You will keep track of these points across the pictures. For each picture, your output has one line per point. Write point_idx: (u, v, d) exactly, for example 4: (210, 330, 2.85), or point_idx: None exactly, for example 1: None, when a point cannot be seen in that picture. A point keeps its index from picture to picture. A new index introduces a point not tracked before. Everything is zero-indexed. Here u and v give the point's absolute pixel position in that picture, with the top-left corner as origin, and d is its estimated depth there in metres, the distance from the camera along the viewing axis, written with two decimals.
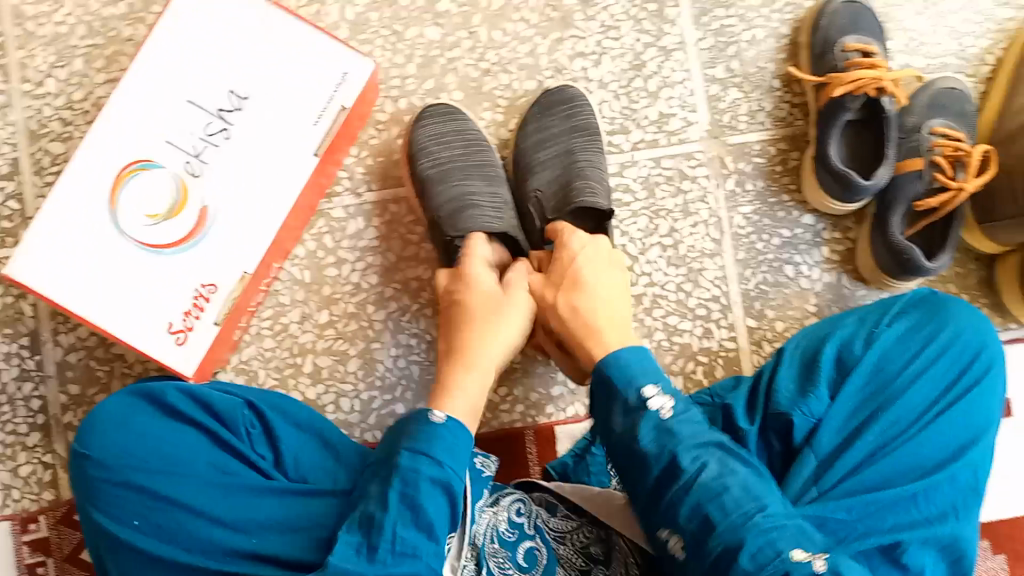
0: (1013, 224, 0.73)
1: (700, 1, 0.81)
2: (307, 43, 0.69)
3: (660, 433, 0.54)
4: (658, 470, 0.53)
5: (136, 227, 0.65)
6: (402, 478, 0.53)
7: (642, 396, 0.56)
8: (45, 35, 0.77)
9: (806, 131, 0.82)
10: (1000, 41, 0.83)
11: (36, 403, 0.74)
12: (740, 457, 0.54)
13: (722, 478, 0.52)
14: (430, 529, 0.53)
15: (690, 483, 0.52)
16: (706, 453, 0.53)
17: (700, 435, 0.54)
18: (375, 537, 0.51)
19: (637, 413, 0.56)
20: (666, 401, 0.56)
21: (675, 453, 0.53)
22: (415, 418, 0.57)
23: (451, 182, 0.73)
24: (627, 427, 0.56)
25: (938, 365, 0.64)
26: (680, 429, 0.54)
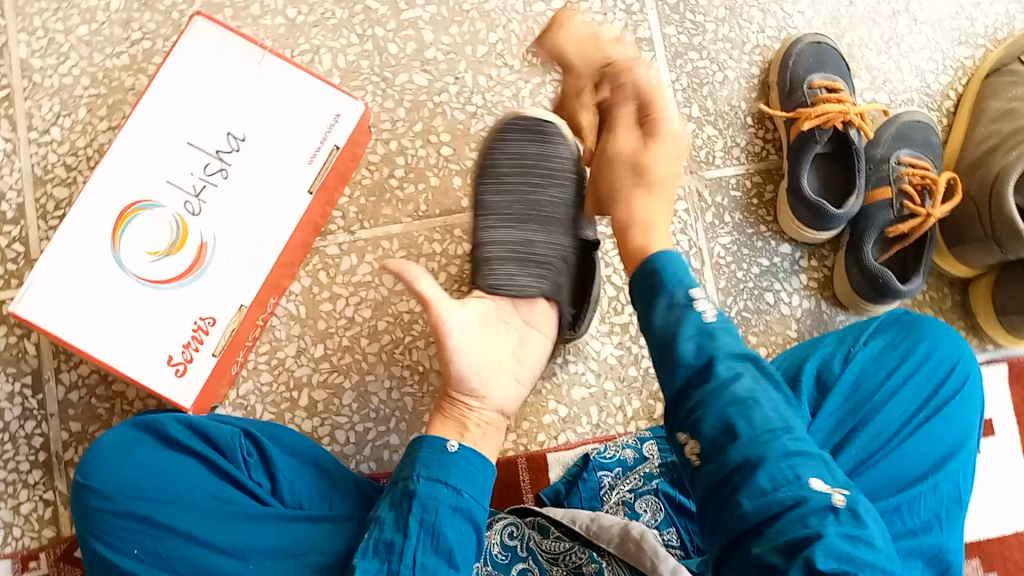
0: (981, 247, 0.77)
1: (674, 44, 0.86)
2: (301, 86, 0.72)
3: (700, 335, 0.51)
4: (692, 372, 0.50)
5: (137, 265, 0.69)
6: (420, 503, 0.54)
7: (690, 296, 0.53)
8: (50, 86, 0.80)
9: (779, 165, 0.85)
10: (960, 77, 0.88)
11: (37, 441, 0.76)
12: (774, 377, 0.50)
13: (755, 391, 0.48)
14: (449, 554, 0.54)
15: (719, 389, 0.48)
16: (744, 365, 0.49)
17: (739, 346, 0.51)
18: (396, 563, 0.53)
19: (680, 311, 0.52)
20: (712, 309, 0.52)
21: (713, 359, 0.50)
22: (429, 445, 0.58)
23: (508, 224, 0.70)
24: (667, 326, 0.52)
25: (914, 380, 0.65)
26: (722, 341, 0.51)
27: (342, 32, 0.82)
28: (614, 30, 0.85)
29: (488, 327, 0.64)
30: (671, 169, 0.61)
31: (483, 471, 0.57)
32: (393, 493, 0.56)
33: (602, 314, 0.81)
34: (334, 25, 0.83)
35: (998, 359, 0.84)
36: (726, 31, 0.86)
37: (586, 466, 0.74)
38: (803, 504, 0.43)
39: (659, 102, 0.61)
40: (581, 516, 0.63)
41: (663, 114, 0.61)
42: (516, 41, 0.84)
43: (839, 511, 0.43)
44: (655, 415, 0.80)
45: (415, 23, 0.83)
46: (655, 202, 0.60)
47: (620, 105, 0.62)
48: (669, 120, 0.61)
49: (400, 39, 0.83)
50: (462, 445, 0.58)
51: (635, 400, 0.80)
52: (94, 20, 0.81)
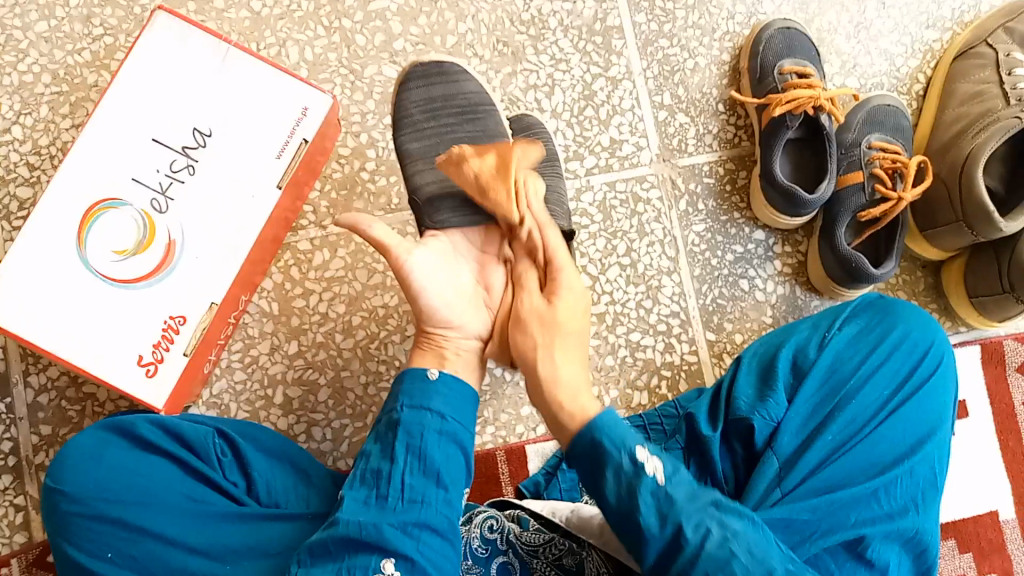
0: (952, 229, 0.77)
1: (644, 32, 0.85)
2: (268, 79, 0.71)
3: (659, 501, 0.51)
4: (661, 542, 0.51)
5: (104, 265, 0.67)
6: (405, 430, 0.55)
7: (635, 459, 0.52)
8: (10, 84, 0.79)
9: (751, 152, 0.85)
10: (928, 60, 0.88)
11: (7, 445, 0.74)
12: (736, 512, 0.52)
13: (728, 543, 0.50)
14: (437, 475, 0.55)
15: (696, 554, 0.50)
16: (709, 518, 0.51)
17: (696, 496, 0.52)
18: (384, 488, 0.54)
19: (631, 478, 0.52)
20: (658, 466, 0.52)
21: (679, 524, 0.50)
22: (410, 376, 0.58)
23: (436, 165, 0.68)
24: (620, 495, 0.52)
25: (888, 364, 0.66)
26: (679, 496, 0.51)
27: (308, 24, 0.81)
28: (584, 19, 0.85)
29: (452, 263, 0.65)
30: (580, 324, 0.61)
31: (463, 394, 0.58)
32: (378, 425, 0.58)
33: None
34: (300, 18, 0.81)
35: (972, 340, 0.84)
36: (695, 17, 0.86)
37: (565, 458, 0.74)
38: None
39: (562, 272, 0.62)
40: (562, 508, 0.63)
41: (563, 275, 0.62)
42: (486, 30, 0.83)
43: None
44: (632, 404, 0.80)
45: (383, 14, 0.82)
46: (562, 358, 0.59)
47: (527, 269, 0.64)
48: (569, 279, 0.62)
49: (368, 31, 0.82)
50: (443, 372, 0.59)
51: (612, 390, 0.80)
52: (54, 16, 0.80)
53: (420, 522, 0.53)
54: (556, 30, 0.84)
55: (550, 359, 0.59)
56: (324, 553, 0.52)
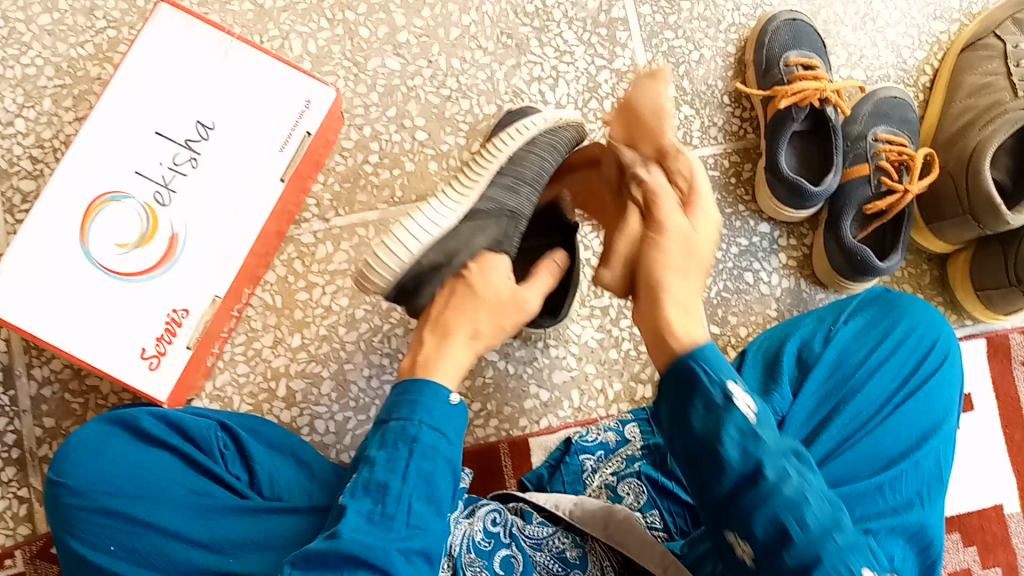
0: (958, 223, 0.77)
1: (649, 24, 0.85)
2: (271, 72, 0.71)
3: (744, 438, 0.47)
4: (738, 479, 0.47)
5: (107, 257, 0.67)
6: (420, 450, 0.53)
7: (729, 393, 0.47)
8: (13, 77, 0.79)
9: (757, 144, 0.85)
10: (935, 52, 0.88)
11: (10, 438, 0.74)
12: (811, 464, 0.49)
13: (804, 491, 0.47)
14: (439, 504, 0.53)
15: (772, 496, 0.46)
16: (790, 462, 0.47)
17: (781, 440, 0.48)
18: (391, 506, 0.52)
19: (720, 412, 0.47)
20: (750, 401, 0.48)
21: (761, 464, 0.46)
22: (421, 389, 0.55)
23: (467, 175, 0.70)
24: (706, 426, 0.47)
25: (893, 359, 0.65)
26: (767, 437, 0.47)
27: (311, 16, 0.81)
28: (588, 11, 0.84)
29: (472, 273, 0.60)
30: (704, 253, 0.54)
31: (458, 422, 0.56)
32: (382, 433, 0.55)
33: (582, 298, 0.80)
34: (303, 10, 0.81)
35: (977, 333, 0.84)
36: (700, 9, 0.86)
37: (567, 449, 0.73)
38: None
39: (700, 209, 0.55)
40: (564, 502, 0.62)
41: (695, 210, 0.55)
42: (490, 23, 0.83)
43: None
44: (636, 397, 0.80)
45: (386, 6, 0.82)
46: (678, 284, 0.52)
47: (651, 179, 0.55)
48: (704, 216, 0.55)
49: (371, 23, 0.82)
50: (458, 404, 0.57)
51: (616, 383, 0.80)
52: (57, 8, 0.80)
53: (420, 549, 0.51)
54: (560, 22, 0.84)
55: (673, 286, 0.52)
56: (321, 562, 0.48)
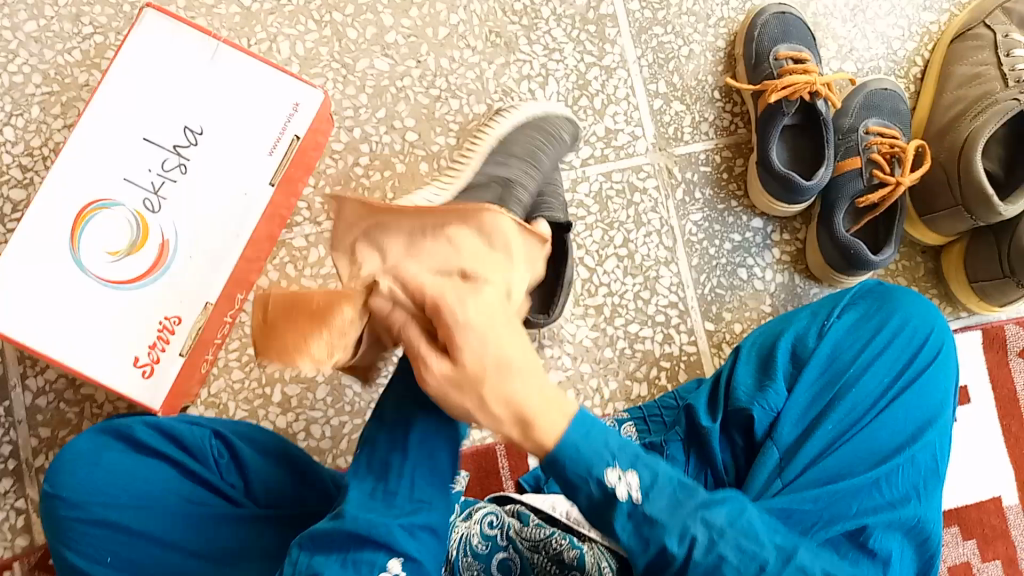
0: (951, 214, 0.77)
1: (638, 20, 0.84)
2: (258, 76, 0.70)
3: (636, 524, 0.47)
4: (646, 557, 0.47)
5: (98, 266, 0.67)
6: (422, 428, 0.55)
7: (605, 487, 0.46)
8: (1, 85, 0.78)
9: (748, 139, 0.85)
10: (926, 43, 0.87)
11: (6, 449, 0.74)
12: (721, 505, 0.48)
13: (717, 547, 0.47)
14: (443, 479, 0.54)
15: (684, 565, 0.47)
16: (693, 524, 0.47)
17: (677, 510, 0.47)
18: (392, 482, 0.53)
19: (603, 505, 0.47)
20: (632, 484, 0.47)
21: (662, 542, 0.47)
22: (418, 365, 0.57)
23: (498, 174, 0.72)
24: (598, 514, 0.48)
25: (886, 354, 0.65)
26: (659, 512, 0.47)
27: (299, 19, 0.81)
28: (577, 8, 0.84)
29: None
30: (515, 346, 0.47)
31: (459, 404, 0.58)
32: (385, 415, 0.56)
33: (575, 297, 0.80)
34: (290, 12, 0.81)
35: (972, 325, 0.84)
36: (690, 4, 0.85)
37: None
38: None
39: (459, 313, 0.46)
40: (560, 503, 0.65)
41: (459, 305, 0.46)
42: (478, 21, 0.83)
43: None
44: (632, 395, 0.80)
45: (374, 7, 0.82)
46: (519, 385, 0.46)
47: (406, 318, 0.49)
48: (469, 313, 0.46)
49: (359, 24, 0.81)
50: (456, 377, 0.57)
51: (612, 381, 0.80)
52: (42, 15, 0.79)
53: (424, 524, 0.52)
54: (549, 19, 0.83)
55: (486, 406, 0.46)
56: (328, 543, 0.49)
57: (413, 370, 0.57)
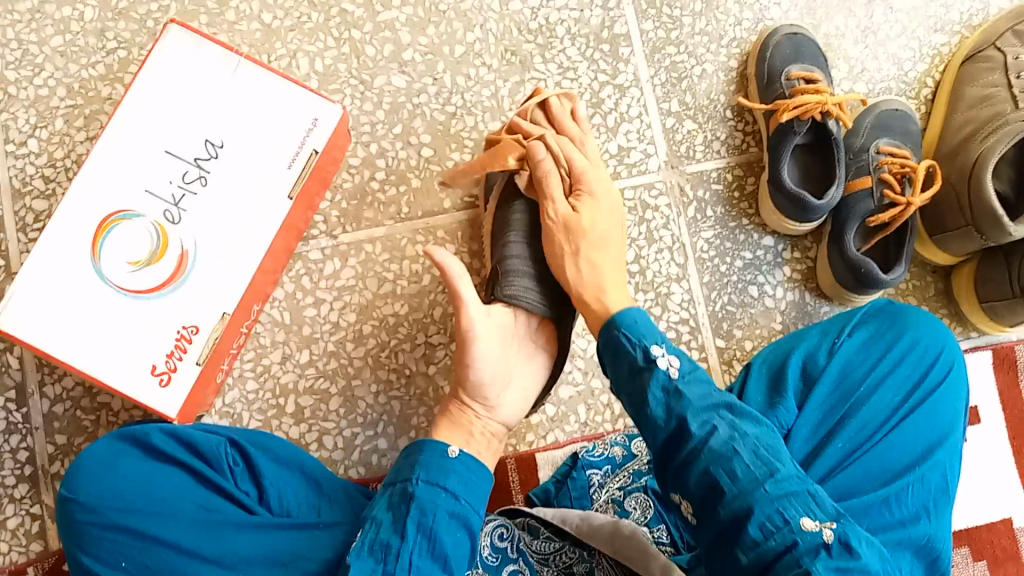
0: (962, 234, 0.77)
1: (652, 39, 0.86)
2: (278, 91, 0.72)
3: (668, 395, 0.56)
4: (668, 431, 0.55)
5: (119, 275, 0.68)
6: (419, 508, 0.56)
7: (650, 357, 0.58)
8: (26, 97, 0.80)
9: (759, 157, 0.86)
10: (937, 64, 0.88)
11: (23, 455, 0.75)
12: (748, 415, 0.55)
13: (732, 441, 0.53)
14: (444, 560, 0.56)
15: (699, 447, 0.54)
16: (716, 416, 0.55)
17: (707, 399, 0.56)
18: (391, 564, 0.54)
19: (646, 374, 0.58)
20: (675, 363, 0.58)
21: (684, 418, 0.55)
22: (429, 449, 0.59)
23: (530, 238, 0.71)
24: (640, 390, 0.58)
25: (898, 371, 0.65)
26: (689, 393, 0.56)
27: (318, 35, 0.82)
28: (591, 27, 0.85)
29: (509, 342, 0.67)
30: (607, 228, 0.69)
31: (477, 476, 0.59)
32: (391, 494, 0.58)
33: None
34: (310, 29, 0.82)
35: (983, 345, 0.84)
36: (703, 24, 0.86)
37: (575, 464, 0.75)
38: (795, 547, 0.48)
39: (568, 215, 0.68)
40: (571, 515, 0.64)
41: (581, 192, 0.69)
42: (494, 40, 0.84)
43: (831, 549, 0.47)
44: None
45: (392, 25, 0.83)
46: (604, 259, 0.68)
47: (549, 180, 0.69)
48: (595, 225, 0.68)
49: (377, 41, 0.83)
50: (461, 453, 0.59)
51: None
52: (68, 30, 0.81)
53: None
54: (564, 38, 0.85)
55: (595, 258, 0.68)
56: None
57: (430, 455, 0.58)
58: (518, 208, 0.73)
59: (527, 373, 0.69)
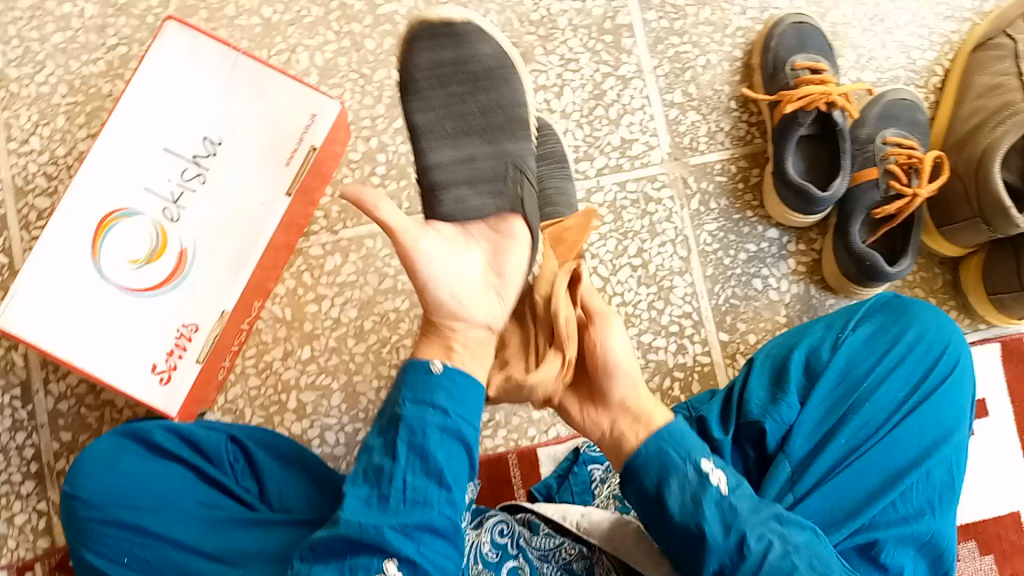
0: (969, 226, 0.76)
1: (655, 29, 0.84)
2: (275, 87, 0.71)
3: (723, 512, 0.52)
4: (725, 551, 0.52)
5: (121, 275, 0.69)
6: (406, 427, 0.52)
7: (701, 471, 0.54)
8: (28, 95, 0.80)
9: (765, 149, 0.84)
10: (946, 52, 0.87)
11: (29, 452, 0.76)
12: (795, 523, 0.54)
13: (790, 556, 0.52)
14: (439, 476, 0.52)
15: (759, 566, 0.52)
16: (770, 530, 0.53)
17: (761, 513, 0.53)
18: (385, 487, 0.52)
19: (696, 488, 0.53)
20: (723, 478, 0.54)
21: (743, 536, 0.52)
22: (412, 368, 0.54)
23: (445, 143, 0.59)
24: (686, 505, 0.53)
25: (901, 368, 0.64)
26: (743, 507, 0.53)
27: (318, 30, 0.82)
28: (593, 18, 0.84)
29: (463, 251, 0.57)
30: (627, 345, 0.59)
31: (470, 388, 0.54)
32: (381, 418, 0.54)
33: None
34: (309, 24, 0.82)
35: (991, 338, 0.83)
36: (707, 14, 0.85)
37: (577, 459, 0.74)
38: None
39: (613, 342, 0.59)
40: (573, 513, 0.62)
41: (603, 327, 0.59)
42: (495, 32, 0.83)
43: None
44: None
45: (392, 18, 0.82)
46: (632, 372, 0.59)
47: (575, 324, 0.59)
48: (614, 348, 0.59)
49: (377, 35, 0.82)
50: (446, 365, 0.54)
51: None
52: (69, 27, 0.81)
53: (422, 523, 0.51)
54: (565, 30, 0.84)
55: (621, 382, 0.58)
56: (325, 551, 0.50)
57: (414, 375, 0.54)
58: (468, 147, 0.59)
59: (505, 279, 0.58)
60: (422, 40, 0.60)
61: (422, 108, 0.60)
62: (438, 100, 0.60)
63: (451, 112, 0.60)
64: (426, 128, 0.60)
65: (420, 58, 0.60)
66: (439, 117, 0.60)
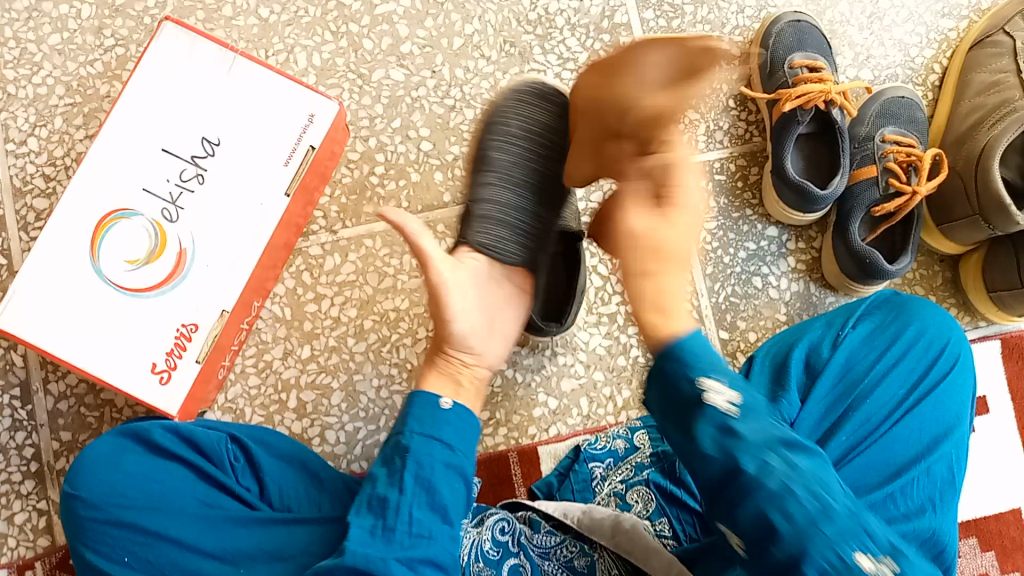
0: (969, 223, 0.76)
1: (653, 28, 0.85)
2: (274, 87, 0.71)
3: (717, 432, 0.42)
4: (713, 472, 0.42)
5: (118, 274, 0.68)
6: (415, 459, 0.54)
7: (699, 388, 0.43)
8: (26, 96, 0.80)
9: (763, 147, 0.84)
10: (944, 50, 0.87)
11: (28, 452, 0.76)
12: (800, 448, 0.43)
13: (788, 479, 0.41)
14: (443, 510, 0.53)
15: (748, 488, 0.41)
16: (769, 450, 0.42)
17: (763, 429, 0.43)
18: (391, 519, 0.52)
19: (693, 409, 0.43)
20: (729, 394, 0.43)
21: (733, 456, 0.42)
22: (421, 401, 0.57)
23: (507, 185, 0.65)
24: (683, 422, 0.44)
25: (901, 364, 0.64)
26: (743, 429, 0.42)
27: (315, 30, 0.82)
28: (591, 17, 0.84)
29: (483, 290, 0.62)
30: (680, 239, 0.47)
31: (467, 424, 0.57)
32: (386, 447, 0.56)
33: (590, 305, 0.80)
34: (307, 23, 0.82)
35: (992, 335, 0.83)
36: (704, 13, 0.85)
37: (578, 457, 0.74)
38: None
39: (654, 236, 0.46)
40: (573, 509, 0.63)
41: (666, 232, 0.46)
42: (493, 31, 0.83)
43: None
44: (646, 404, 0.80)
45: (389, 18, 0.82)
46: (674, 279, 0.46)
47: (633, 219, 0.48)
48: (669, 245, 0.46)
49: (375, 35, 0.82)
50: (455, 403, 0.57)
51: (625, 390, 0.80)
52: (66, 28, 0.81)
53: (425, 558, 0.51)
54: (563, 29, 0.84)
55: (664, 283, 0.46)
56: None
57: (425, 408, 0.56)
58: (520, 199, 0.65)
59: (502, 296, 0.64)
60: (518, 91, 0.69)
61: (500, 149, 0.67)
62: (519, 147, 0.67)
63: (523, 162, 0.66)
64: (494, 168, 0.66)
65: (521, 107, 0.68)
66: (512, 163, 0.66)
